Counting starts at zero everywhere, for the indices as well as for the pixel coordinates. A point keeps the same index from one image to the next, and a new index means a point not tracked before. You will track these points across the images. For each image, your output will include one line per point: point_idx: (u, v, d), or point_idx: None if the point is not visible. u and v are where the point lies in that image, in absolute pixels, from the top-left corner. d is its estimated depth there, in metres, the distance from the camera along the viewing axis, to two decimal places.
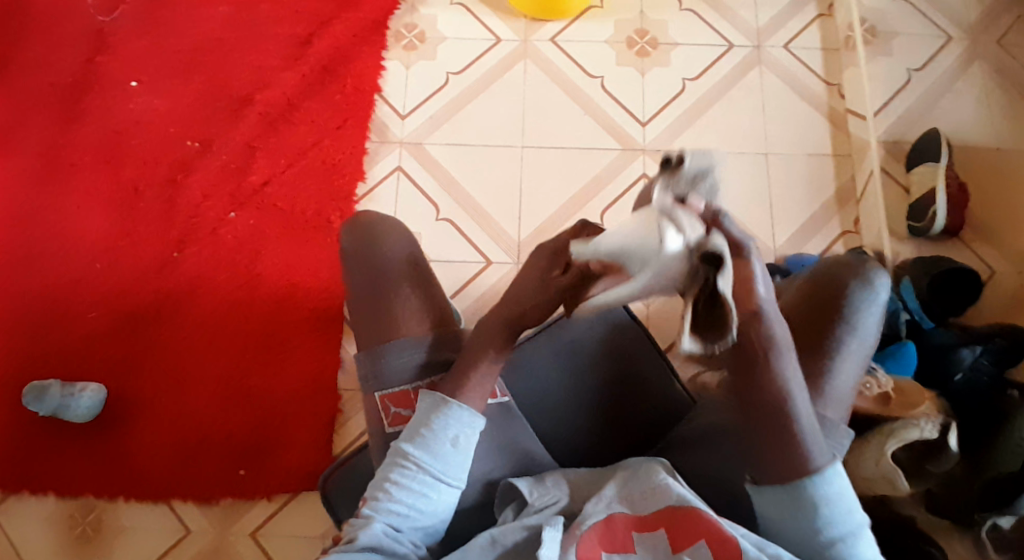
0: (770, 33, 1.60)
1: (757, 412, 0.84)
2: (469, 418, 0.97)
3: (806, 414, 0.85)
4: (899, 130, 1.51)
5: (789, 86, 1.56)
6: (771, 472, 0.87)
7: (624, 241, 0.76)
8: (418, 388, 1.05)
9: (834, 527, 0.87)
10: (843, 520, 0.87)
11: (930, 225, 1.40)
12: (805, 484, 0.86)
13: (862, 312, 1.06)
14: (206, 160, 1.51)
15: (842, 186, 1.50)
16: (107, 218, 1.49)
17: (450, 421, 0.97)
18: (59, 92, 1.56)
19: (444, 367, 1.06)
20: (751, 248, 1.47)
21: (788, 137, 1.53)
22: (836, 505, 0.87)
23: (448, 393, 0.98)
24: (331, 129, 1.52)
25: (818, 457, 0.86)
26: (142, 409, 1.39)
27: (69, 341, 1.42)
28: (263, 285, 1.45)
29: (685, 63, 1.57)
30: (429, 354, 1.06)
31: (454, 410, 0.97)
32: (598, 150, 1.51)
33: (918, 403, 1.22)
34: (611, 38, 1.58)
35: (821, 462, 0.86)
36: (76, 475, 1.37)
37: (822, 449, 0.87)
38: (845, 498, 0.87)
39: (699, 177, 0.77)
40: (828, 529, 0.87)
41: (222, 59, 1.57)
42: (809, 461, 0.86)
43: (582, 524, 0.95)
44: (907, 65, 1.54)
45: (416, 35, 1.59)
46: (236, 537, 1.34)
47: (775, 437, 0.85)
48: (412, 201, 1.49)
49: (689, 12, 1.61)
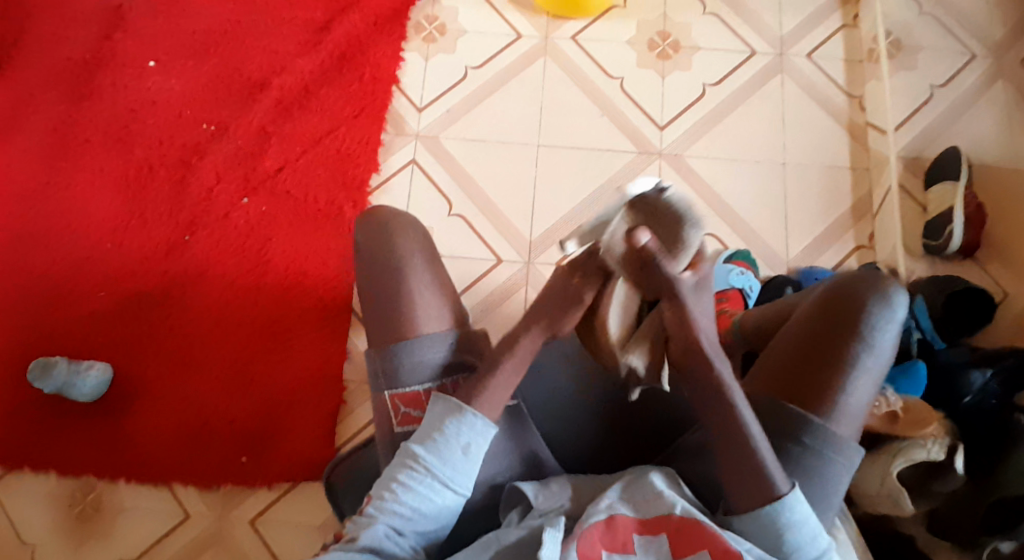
0: (793, 42, 1.58)
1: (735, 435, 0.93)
2: (482, 427, 0.97)
3: (769, 453, 0.93)
4: (918, 146, 1.49)
5: (811, 97, 1.55)
6: (735, 502, 0.95)
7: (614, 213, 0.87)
8: (431, 390, 1.06)
9: (801, 550, 0.93)
10: (811, 545, 0.93)
11: (946, 242, 1.39)
12: (769, 506, 0.93)
13: (878, 330, 1.05)
14: (220, 144, 1.50)
15: (858, 201, 1.49)
16: (118, 197, 1.48)
17: (463, 428, 0.97)
18: (75, 68, 1.55)
19: (460, 371, 1.07)
20: (762, 257, 1.46)
21: (807, 148, 1.52)
22: (799, 528, 0.93)
23: (464, 400, 0.98)
24: (347, 118, 1.51)
25: (779, 484, 0.93)
26: (146, 390, 1.39)
27: (75, 319, 1.42)
28: (272, 272, 1.44)
29: (707, 68, 1.56)
30: (445, 355, 1.07)
31: (468, 418, 0.97)
32: (615, 152, 1.50)
33: (926, 421, 1.21)
34: (633, 39, 1.57)
35: (783, 489, 0.93)
36: (77, 454, 1.36)
37: (783, 476, 0.94)
38: (808, 524, 0.93)
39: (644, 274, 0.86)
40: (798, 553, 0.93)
41: (240, 42, 1.56)
42: (772, 489, 0.93)
43: (584, 523, 0.95)
44: (930, 80, 1.52)
45: (436, 27, 1.57)
46: (235, 523, 1.34)
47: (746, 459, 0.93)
48: (424, 196, 1.48)
49: (713, 16, 1.59)
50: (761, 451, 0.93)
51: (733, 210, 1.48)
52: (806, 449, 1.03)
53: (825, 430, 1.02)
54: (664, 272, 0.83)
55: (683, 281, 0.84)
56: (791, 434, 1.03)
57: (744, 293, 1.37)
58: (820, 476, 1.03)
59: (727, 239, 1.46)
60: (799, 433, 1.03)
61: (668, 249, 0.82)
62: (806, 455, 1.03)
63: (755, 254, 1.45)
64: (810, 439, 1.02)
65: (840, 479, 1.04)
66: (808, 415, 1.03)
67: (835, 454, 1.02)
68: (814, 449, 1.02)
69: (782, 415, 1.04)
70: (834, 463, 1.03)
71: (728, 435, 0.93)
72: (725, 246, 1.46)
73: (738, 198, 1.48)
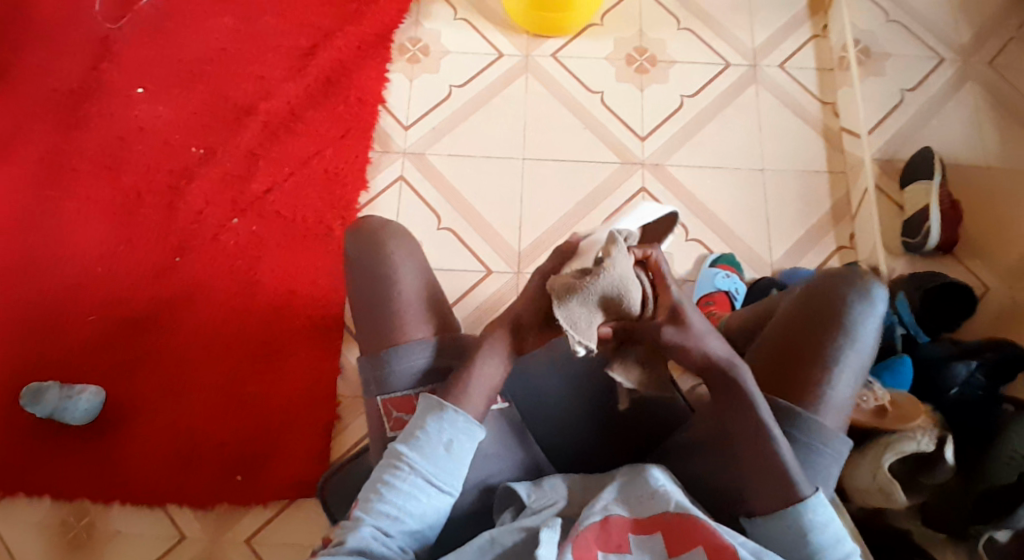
0: (766, 53, 1.63)
1: (740, 425, 0.96)
2: (464, 423, 1.01)
3: (788, 449, 0.95)
4: (892, 148, 1.53)
5: (785, 105, 1.59)
6: (756, 504, 0.97)
7: (616, 280, 0.91)
8: (418, 394, 1.07)
9: (825, 551, 0.94)
10: (834, 544, 0.94)
11: (923, 240, 1.42)
12: (792, 505, 0.94)
13: (860, 322, 1.07)
14: (209, 167, 1.52)
15: (836, 204, 1.53)
16: (107, 222, 1.49)
17: (445, 425, 1.01)
18: (64, 97, 1.57)
19: (445, 373, 1.09)
20: (747, 261, 1.48)
21: (784, 155, 1.55)
22: (821, 531, 0.94)
23: (443, 397, 1.02)
24: (334, 139, 1.54)
25: (802, 487, 0.94)
26: (137, 414, 1.39)
27: (66, 344, 1.42)
28: (263, 292, 1.46)
29: (683, 81, 1.60)
30: (431, 359, 1.09)
31: (449, 414, 1.01)
32: (597, 163, 1.53)
33: (913, 415, 1.23)
34: (610, 55, 1.61)
35: (806, 492, 0.94)
36: (68, 481, 1.36)
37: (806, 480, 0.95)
38: (831, 526, 0.94)
39: (614, 297, 0.91)
40: (822, 554, 0.94)
41: (227, 68, 1.59)
42: (794, 491, 0.94)
43: (579, 524, 0.96)
44: (899, 85, 1.57)
45: (419, 49, 1.61)
46: (228, 546, 1.34)
47: (756, 448, 0.96)
48: (413, 212, 1.50)
49: (687, 31, 1.64)
50: (778, 445, 0.95)
51: (715, 216, 1.51)
52: (795, 441, 1.03)
53: (812, 422, 1.03)
54: (638, 326, 0.92)
55: (667, 326, 0.92)
56: (779, 427, 1.04)
57: (730, 297, 1.40)
58: (809, 468, 1.04)
59: (711, 244, 1.49)
60: (787, 425, 1.04)
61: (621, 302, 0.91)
62: (794, 447, 1.04)
63: (739, 257, 1.48)
64: (798, 431, 1.03)
65: (830, 471, 1.05)
66: (794, 408, 1.04)
67: (823, 445, 1.03)
68: (800, 441, 1.04)
69: (770, 408, 1.05)
70: (823, 454, 1.04)
71: (746, 437, 0.96)
72: (709, 251, 1.49)
73: (719, 203, 1.52)
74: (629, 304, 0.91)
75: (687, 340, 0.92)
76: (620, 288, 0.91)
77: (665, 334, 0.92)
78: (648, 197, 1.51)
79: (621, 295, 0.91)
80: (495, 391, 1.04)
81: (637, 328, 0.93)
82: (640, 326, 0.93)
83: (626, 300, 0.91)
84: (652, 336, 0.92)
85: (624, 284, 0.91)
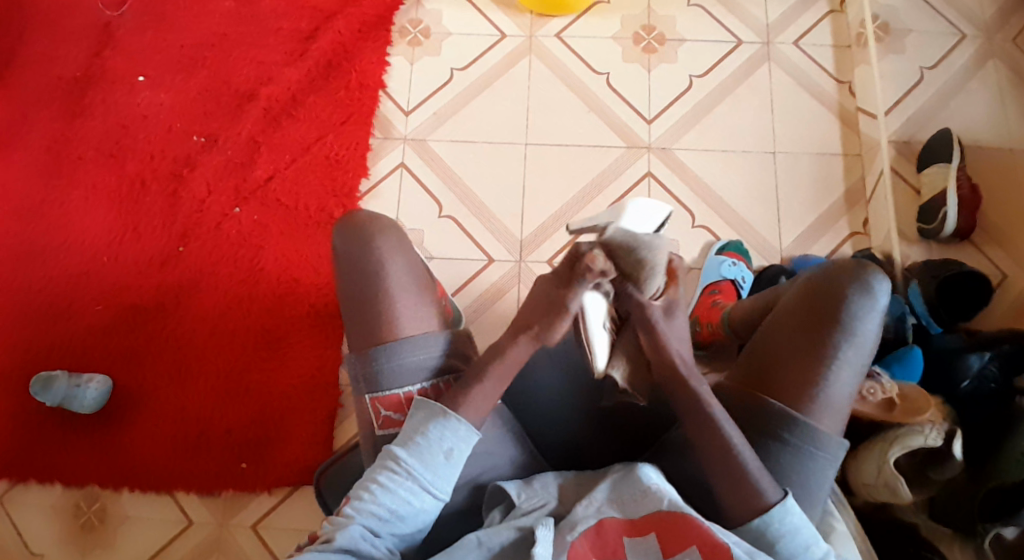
0: (780, 30, 1.57)
1: (709, 437, 0.96)
2: (465, 433, 0.99)
3: (752, 458, 0.95)
4: (910, 129, 1.47)
5: (798, 84, 1.54)
6: (731, 513, 0.96)
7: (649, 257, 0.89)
8: (426, 391, 1.07)
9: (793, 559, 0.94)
10: (803, 553, 0.94)
11: (939, 227, 1.38)
12: (757, 518, 0.95)
13: (859, 320, 1.04)
14: (210, 155, 1.52)
15: (851, 187, 1.48)
16: (112, 212, 1.50)
17: (447, 433, 0.98)
18: (66, 87, 1.57)
19: (454, 372, 1.09)
20: (755, 248, 1.45)
21: (798, 136, 1.51)
22: (792, 538, 0.94)
23: (448, 404, 0.99)
24: (335, 125, 1.52)
25: (769, 493, 0.94)
26: (145, 401, 1.41)
27: (75, 333, 1.44)
28: (265, 280, 1.46)
29: (692, 60, 1.55)
30: (440, 358, 1.09)
31: (452, 423, 0.98)
32: (602, 148, 1.50)
33: (923, 409, 1.18)
34: (618, 34, 1.56)
35: (772, 499, 0.95)
36: (80, 466, 1.39)
37: (774, 486, 0.95)
38: (802, 532, 0.94)
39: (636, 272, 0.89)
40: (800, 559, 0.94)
41: (227, 53, 1.57)
42: (761, 499, 0.95)
43: (572, 529, 0.94)
44: (919, 63, 1.51)
45: (421, 31, 1.58)
46: (237, 529, 1.36)
47: (721, 457, 0.95)
48: (414, 200, 1.48)
49: (698, 7, 1.58)
50: (740, 451, 0.95)
51: (723, 201, 1.47)
52: (788, 445, 1.02)
53: (809, 427, 1.01)
54: (637, 302, 0.91)
55: (657, 309, 0.91)
56: (772, 430, 1.02)
57: (737, 285, 1.37)
58: (803, 471, 1.02)
59: (717, 231, 1.46)
60: (782, 430, 1.02)
61: (635, 280, 0.90)
62: (788, 452, 1.02)
63: (747, 244, 1.45)
64: (792, 436, 1.02)
65: (823, 475, 1.03)
66: (789, 411, 1.02)
67: (817, 449, 1.02)
68: (794, 446, 1.02)
69: (763, 411, 1.03)
70: (816, 458, 1.02)
71: (710, 446, 0.96)
72: (716, 238, 1.45)
73: (727, 189, 1.48)
74: (646, 280, 0.90)
75: (666, 333, 0.92)
76: (649, 264, 0.89)
77: (652, 313, 0.91)
78: (653, 183, 1.48)
79: (647, 273, 0.89)
80: (498, 396, 1.00)
81: (631, 303, 0.91)
82: (636, 302, 0.91)
83: (646, 279, 0.89)
84: (640, 315, 0.91)
85: (649, 263, 0.89)
